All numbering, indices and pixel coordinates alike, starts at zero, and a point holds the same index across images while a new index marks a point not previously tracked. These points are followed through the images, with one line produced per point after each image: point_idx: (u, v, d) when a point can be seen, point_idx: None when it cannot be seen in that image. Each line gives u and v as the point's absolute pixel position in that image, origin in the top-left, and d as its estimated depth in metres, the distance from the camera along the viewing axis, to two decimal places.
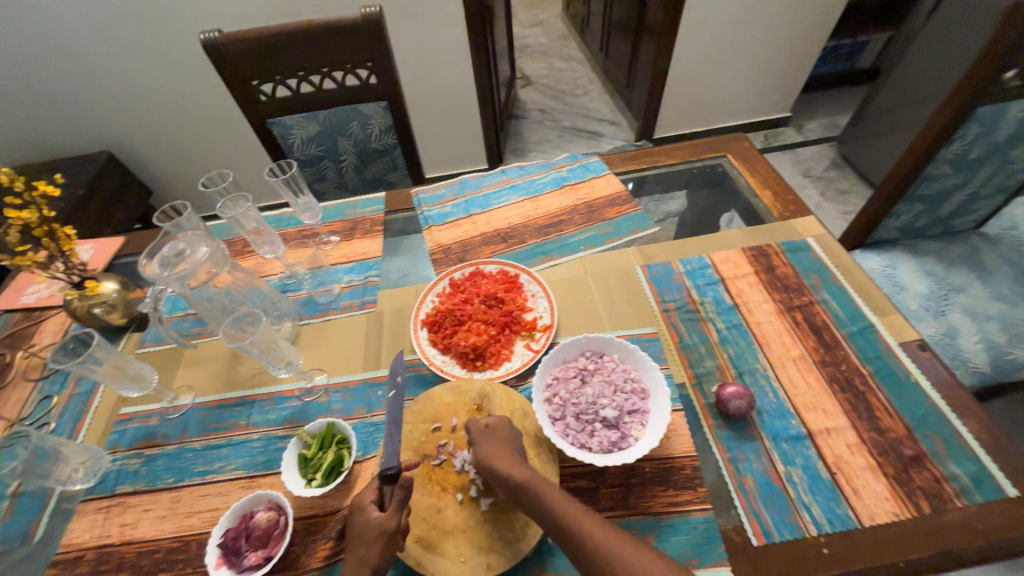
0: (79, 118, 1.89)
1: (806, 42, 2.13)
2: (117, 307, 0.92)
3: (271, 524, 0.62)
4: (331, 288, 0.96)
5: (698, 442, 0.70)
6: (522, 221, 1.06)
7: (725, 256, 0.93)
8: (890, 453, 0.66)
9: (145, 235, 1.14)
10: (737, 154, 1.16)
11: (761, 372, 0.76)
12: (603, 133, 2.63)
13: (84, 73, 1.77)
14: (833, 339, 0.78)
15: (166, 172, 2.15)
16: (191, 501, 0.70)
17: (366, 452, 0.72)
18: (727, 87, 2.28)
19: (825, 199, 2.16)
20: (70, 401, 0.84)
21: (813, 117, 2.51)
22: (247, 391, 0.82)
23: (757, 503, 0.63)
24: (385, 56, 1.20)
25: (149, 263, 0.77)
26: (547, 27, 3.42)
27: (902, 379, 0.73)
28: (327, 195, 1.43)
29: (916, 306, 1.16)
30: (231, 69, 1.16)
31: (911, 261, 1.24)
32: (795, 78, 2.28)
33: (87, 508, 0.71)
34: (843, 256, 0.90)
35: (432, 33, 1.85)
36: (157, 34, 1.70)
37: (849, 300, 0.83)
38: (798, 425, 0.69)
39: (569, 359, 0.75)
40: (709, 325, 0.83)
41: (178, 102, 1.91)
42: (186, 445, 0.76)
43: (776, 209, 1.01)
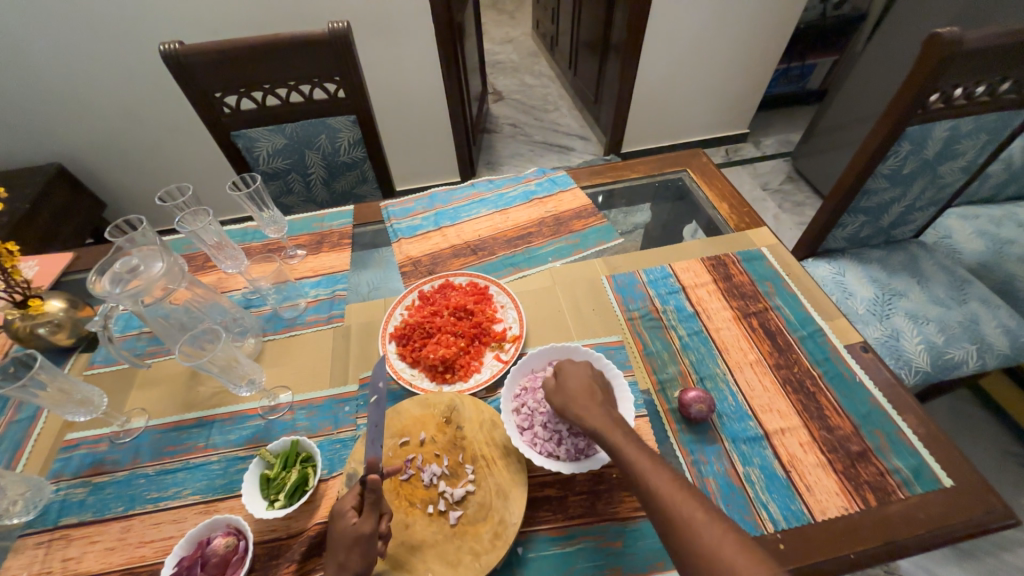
0: (27, 129, 1.80)
1: (759, 64, 2.26)
2: (64, 326, 0.88)
3: (229, 550, 0.60)
4: (297, 303, 0.95)
5: (662, 446, 0.72)
6: (491, 234, 1.07)
7: (686, 266, 0.97)
8: (839, 450, 0.70)
9: (98, 251, 1.09)
10: (696, 169, 1.21)
11: (720, 376, 0.79)
12: (573, 147, 2.70)
13: (33, 82, 1.69)
14: (786, 343, 0.83)
15: (123, 184, 2.07)
16: (143, 529, 0.66)
17: (332, 470, 0.70)
18: (688, 104, 2.39)
19: (782, 211, 2.28)
20: (9, 428, 0.79)
21: (768, 133, 2.66)
22: (206, 411, 0.79)
23: (718, 503, 0.65)
24: (354, 70, 1.20)
25: (98, 280, 0.73)
26: (517, 44, 3.51)
27: (848, 379, 0.77)
28: (294, 208, 1.41)
29: (864, 311, 1.24)
30: (192, 81, 1.14)
31: (858, 268, 1.32)
32: (751, 97, 2.41)
33: (25, 543, 0.66)
34: (794, 264, 0.95)
35: (402, 49, 1.87)
36: (113, 43, 1.65)
37: (800, 306, 0.88)
38: (756, 426, 0.73)
39: (537, 369, 0.77)
40: (672, 333, 0.86)
41: (135, 112, 1.85)
42: (138, 471, 0.73)
43: (732, 221, 1.06)
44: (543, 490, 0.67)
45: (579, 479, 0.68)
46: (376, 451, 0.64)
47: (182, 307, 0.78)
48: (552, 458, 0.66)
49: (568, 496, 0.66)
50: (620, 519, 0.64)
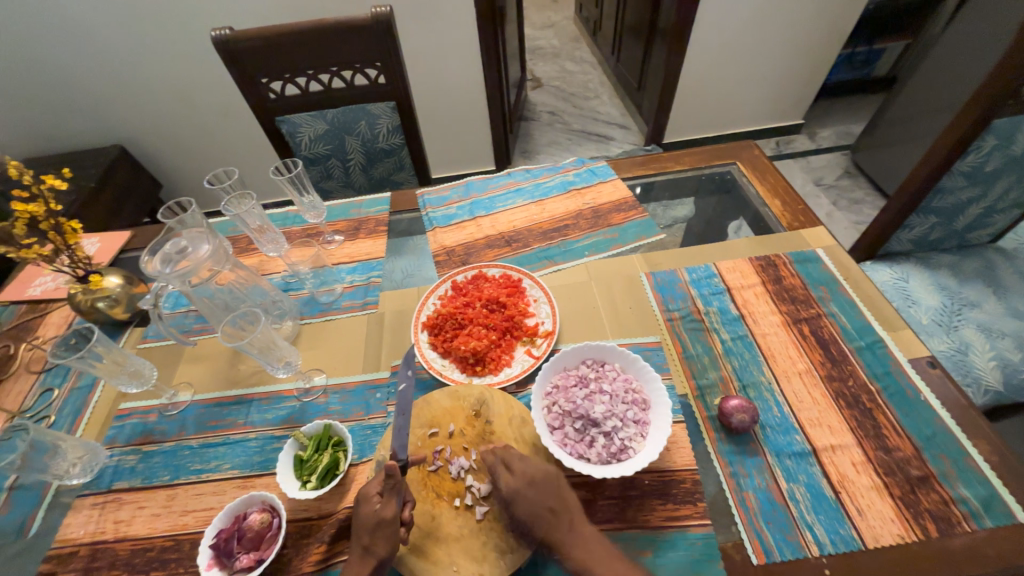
0: (94, 112, 1.92)
1: (820, 48, 2.10)
2: (121, 301, 0.93)
3: (264, 526, 0.62)
4: (333, 288, 0.96)
5: (699, 456, 0.68)
6: (527, 225, 1.05)
7: (732, 265, 0.91)
8: (897, 473, 0.64)
9: (152, 230, 1.15)
10: (747, 162, 1.14)
11: (765, 385, 0.74)
12: (612, 137, 2.62)
13: (100, 68, 1.79)
14: (840, 353, 0.77)
15: (176, 166, 2.17)
16: (186, 499, 0.70)
17: (362, 455, 0.71)
18: (739, 92, 2.25)
19: (837, 208, 2.12)
20: (71, 394, 0.85)
21: (826, 124, 2.48)
22: (246, 389, 0.82)
23: (759, 520, 0.61)
24: (394, 56, 1.20)
25: (151, 260, 0.76)
26: (559, 29, 3.41)
27: (911, 397, 0.71)
28: (333, 193, 1.43)
29: (928, 321, 1.13)
30: (240, 67, 1.16)
31: (924, 275, 1.21)
32: (809, 85, 2.25)
33: (83, 503, 0.71)
34: (853, 268, 0.88)
35: (443, 34, 1.85)
36: (171, 29, 1.71)
37: (858, 314, 0.81)
38: (803, 441, 0.68)
39: (570, 367, 0.74)
40: (713, 336, 0.82)
41: (190, 97, 1.93)
42: (183, 443, 0.76)
43: (785, 219, 0.99)
44: (571, 492, 0.66)
45: (609, 483, 0.66)
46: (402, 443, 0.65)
47: (224, 288, 0.80)
48: (582, 460, 0.63)
49: (597, 500, 0.64)
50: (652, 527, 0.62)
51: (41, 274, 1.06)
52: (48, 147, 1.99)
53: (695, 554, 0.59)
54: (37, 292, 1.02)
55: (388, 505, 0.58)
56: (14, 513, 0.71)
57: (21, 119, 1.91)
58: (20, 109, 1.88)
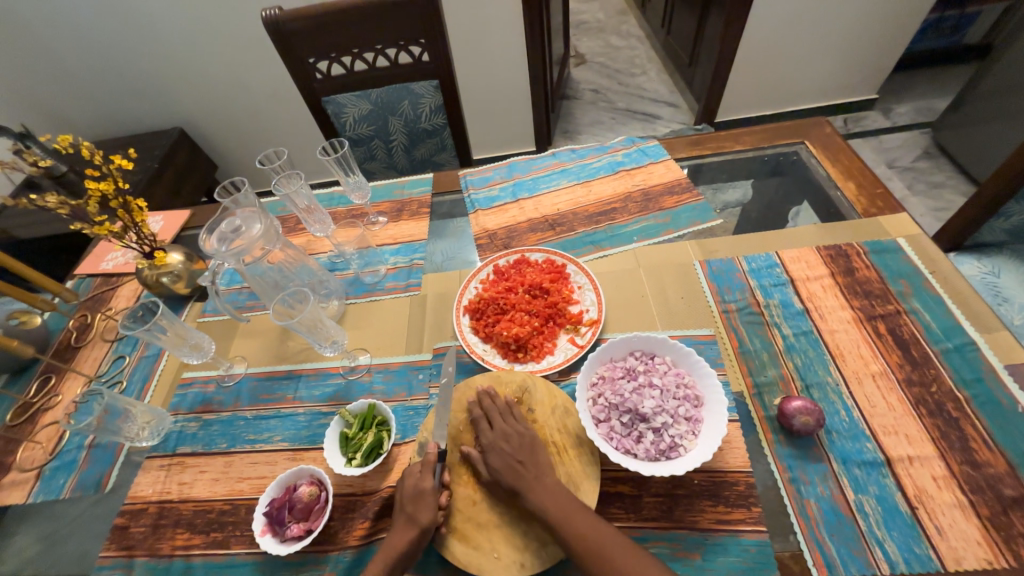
0: (156, 95, 2.01)
1: (905, 13, 1.88)
2: (182, 277, 0.98)
3: (312, 499, 0.63)
4: (377, 269, 0.97)
5: (754, 457, 0.64)
6: (572, 208, 1.01)
7: (797, 255, 0.84)
8: (987, 492, 0.57)
9: (209, 209, 1.20)
10: (816, 141, 1.04)
11: (832, 387, 0.68)
12: (659, 115, 2.48)
13: (160, 52, 1.87)
14: (922, 355, 0.69)
15: (230, 148, 2.26)
16: (241, 467, 0.73)
17: (405, 436, 0.72)
18: (805, 65, 2.06)
19: (912, 193, 1.93)
20: (139, 362, 0.91)
21: (904, 99, 2.24)
22: (295, 365, 0.85)
23: (820, 531, 0.57)
24: (439, 32, 1.17)
25: (208, 238, 0.79)
26: (605, 1, 3.24)
27: (1007, 408, 0.63)
28: (376, 174, 1.44)
29: (1022, 321, 1.01)
30: (288, 47, 1.17)
31: (1019, 269, 1.08)
32: (887, 55, 2.03)
33: (152, 464, 0.76)
34: (941, 261, 0.78)
35: (486, 9, 1.79)
36: (225, 12, 1.75)
37: (945, 312, 0.73)
38: (874, 449, 0.62)
39: (617, 359, 0.71)
40: (774, 331, 0.76)
41: (242, 80, 1.98)
42: (238, 413, 0.80)
43: (860, 204, 0.90)
44: (616, 486, 0.63)
45: (656, 480, 0.63)
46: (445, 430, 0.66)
47: (276, 267, 0.82)
48: (628, 455, 0.61)
49: (642, 497, 0.62)
50: (700, 529, 0.59)
51: (113, 250, 1.14)
52: (117, 130, 2.12)
53: (747, 561, 0.56)
54: (109, 267, 1.09)
55: (426, 477, 0.61)
56: (92, 469, 0.78)
57: (93, 103, 2.03)
58: (92, 93, 2.00)
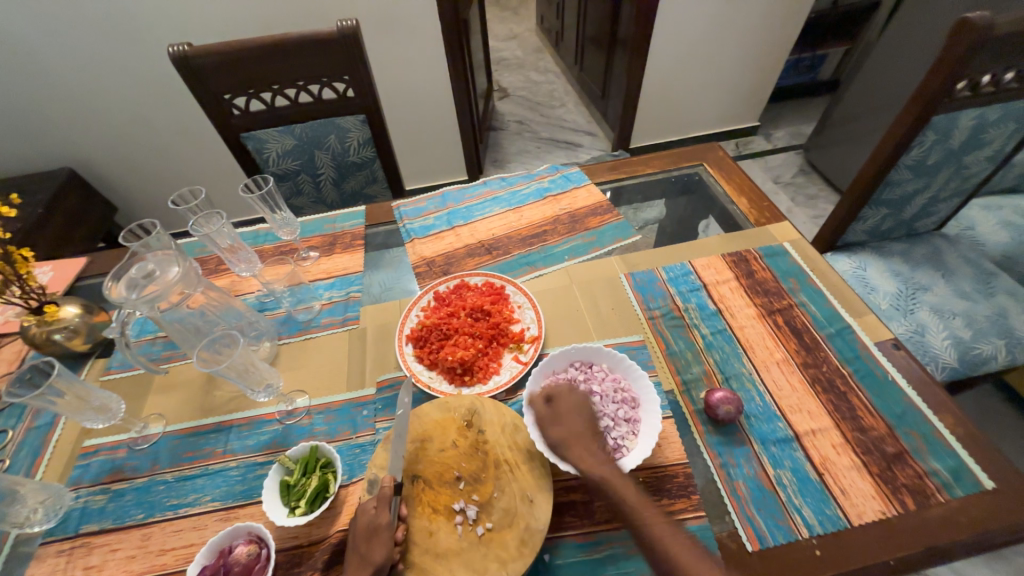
0: (39, 134, 1.81)
1: (771, 55, 2.22)
2: (80, 332, 0.87)
3: (251, 559, 0.59)
4: (311, 305, 0.93)
5: (689, 448, 0.70)
6: (506, 232, 1.06)
7: (707, 263, 0.95)
8: (874, 452, 0.67)
9: (111, 255, 1.09)
10: (713, 163, 1.18)
11: (747, 376, 0.77)
12: (580, 143, 2.67)
13: (44, 88, 1.70)
14: (813, 341, 0.80)
15: (132, 188, 2.07)
16: (163, 537, 0.66)
17: (353, 475, 0.69)
18: (698, 97, 2.35)
19: (795, 204, 2.23)
20: (27, 435, 0.79)
21: (780, 125, 2.61)
22: (223, 417, 0.78)
23: (751, 508, 0.63)
24: (363, 69, 1.19)
25: (114, 285, 0.73)
26: (522, 41, 3.48)
27: (880, 378, 0.75)
28: (304, 209, 1.40)
29: (887, 305, 1.20)
30: (201, 83, 1.13)
31: (880, 262, 1.29)
32: (763, 89, 2.37)
33: (48, 551, 0.65)
34: (818, 259, 0.92)
35: (409, 46, 1.85)
36: (124, 45, 1.64)
37: (826, 302, 0.85)
38: (785, 427, 0.71)
39: (559, 371, 0.75)
40: (694, 331, 0.84)
41: (146, 116, 1.85)
42: (157, 478, 0.72)
43: (752, 216, 1.04)
44: (569, 495, 0.66)
45: None
46: (396, 464, 0.65)
47: (198, 310, 0.77)
48: None
49: (594, 501, 0.65)
50: None
51: None
52: None
53: None
54: None
55: (382, 512, 0.60)
56: None
57: None
58: None
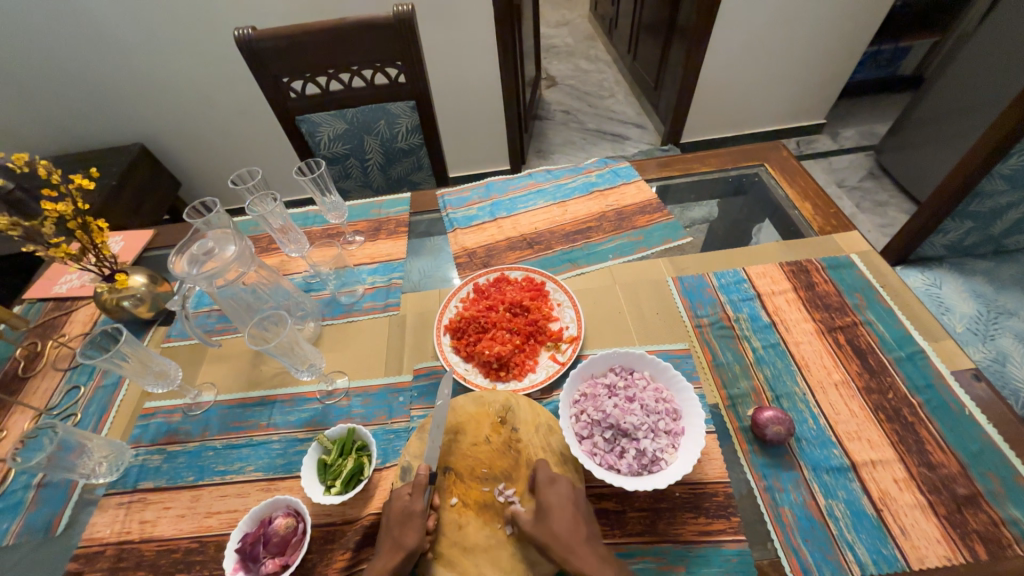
0: (116, 111, 1.94)
1: (846, 47, 2.05)
2: (146, 300, 0.93)
3: (289, 531, 0.61)
4: (354, 289, 0.95)
5: (732, 468, 0.66)
6: (549, 227, 1.03)
7: (762, 271, 0.89)
8: (943, 491, 0.61)
9: (174, 229, 1.16)
10: (775, 163, 1.11)
11: (800, 397, 0.72)
12: (628, 136, 2.59)
13: (122, 67, 1.81)
14: (879, 364, 0.74)
15: (195, 165, 2.19)
16: (210, 501, 0.69)
17: (386, 460, 0.70)
18: (759, 91, 2.21)
19: (860, 210, 2.07)
20: (96, 393, 0.85)
21: (849, 124, 2.42)
22: (268, 391, 0.82)
23: (796, 537, 0.59)
24: (415, 55, 1.19)
25: (178, 260, 0.76)
26: (574, 28, 3.38)
27: (955, 411, 0.68)
28: (351, 193, 1.43)
29: (962, 329, 1.09)
30: (262, 66, 1.16)
31: (958, 281, 1.17)
32: (834, 84, 2.20)
33: (109, 502, 0.71)
34: (890, 274, 0.85)
35: (460, 32, 1.84)
36: (192, 28, 1.72)
37: (897, 323, 0.78)
38: (841, 455, 0.66)
39: (598, 375, 0.72)
40: (744, 344, 0.79)
41: (210, 97, 1.94)
42: (207, 444, 0.76)
43: (817, 223, 0.96)
44: (601, 503, 0.64)
45: (639, 494, 0.64)
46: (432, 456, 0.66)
47: (250, 288, 0.79)
48: (612, 471, 0.62)
49: (627, 512, 0.63)
50: (683, 542, 0.60)
51: (67, 272, 1.08)
52: (72, 146, 2.03)
53: (729, 571, 0.57)
54: (63, 290, 1.03)
55: (417, 498, 0.60)
56: (42, 510, 0.72)
57: (46, 118, 1.94)
58: (44, 108, 1.90)
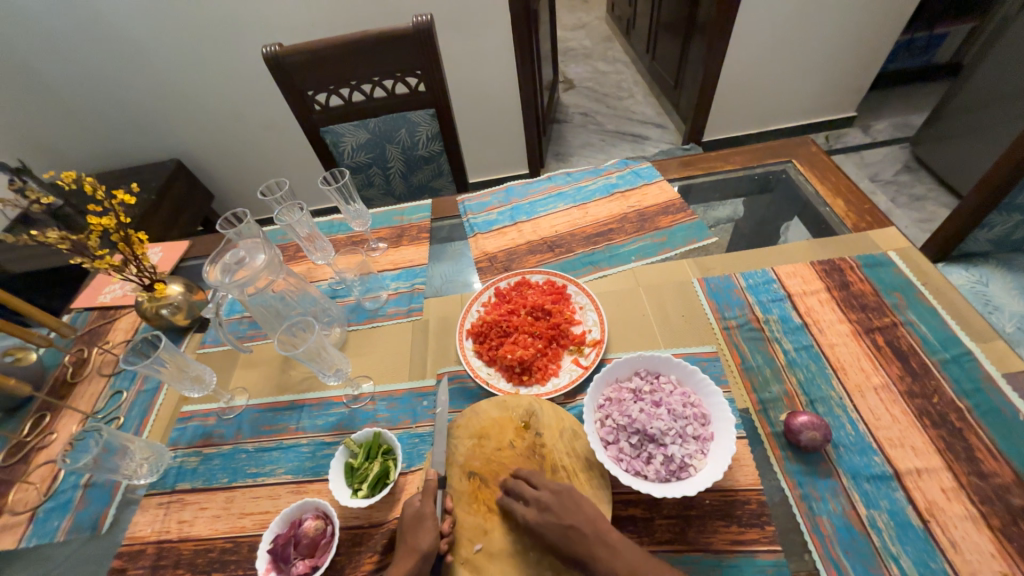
0: (155, 128, 2.04)
1: (877, 36, 1.97)
2: (182, 309, 0.97)
3: (318, 533, 0.62)
4: (378, 295, 0.97)
5: (765, 477, 0.64)
6: (570, 230, 1.03)
7: (792, 271, 0.86)
8: (996, 502, 0.58)
9: (207, 239, 1.21)
10: (804, 159, 1.07)
11: (836, 401, 0.69)
12: (648, 136, 2.55)
13: (160, 87, 1.91)
14: (922, 366, 0.70)
15: (226, 178, 2.28)
16: (243, 502, 0.71)
17: (411, 464, 0.71)
18: (784, 86, 2.15)
19: (895, 205, 1.99)
20: (137, 397, 0.89)
21: (881, 116, 2.32)
22: (297, 395, 0.84)
23: (836, 549, 0.57)
24: (434, 64, 1.21)
25: (212, 269, 0.80)
26: (591, 30, 3.37)
27: (1008, 417, 0.64)
28: (374, 201, 1.46)
29: (1012, 328, 1.02)
30: (288, 81, 1.20)
31: (1006, 277, 1.10)
32: (864, 75, 2.12)
33: (150, 502, 0.74)
34: (932, 272, 0.80)
35: (478, 40, 1.86)
36: (223, 47, 1.80)
37: (941, 323, 0.74)
38: (883, 462, 0.63)
39: (622, 379, 0.71)
40: (775, 346, 0.77)
41: (239, 112, 2.02)
42: (239, 446, 0.79)
43: (849, 219, 0.92)
44: (627, 510, 0.63)
45: (667, 501, 0.63)
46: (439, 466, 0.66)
47: (279, 295, 0.82)
48: (639, 477, 0.61)
49: (655, 519, 0.62)
50: (715, 551, 0.58)
51: (110, 283, 1.13)
52: (114, 163, 2.14)
53: None
54: (106, 300, 1.09)
55: (428, 502, 0.61)
56: (88, 510, 0.75)
57: (92, 138, 2.05)
58: (89, 128, 2.02)
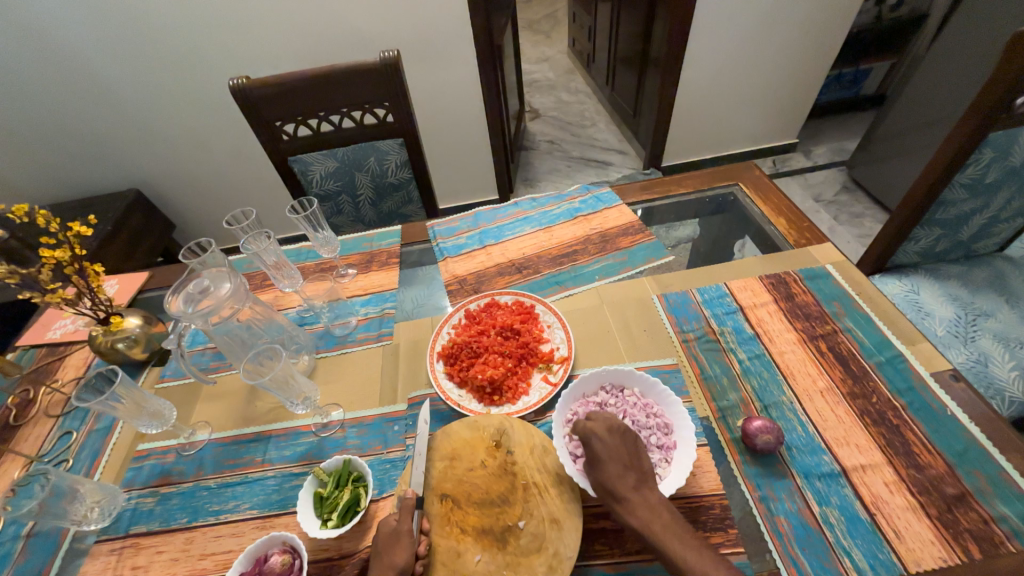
0: (113, 157, 1.99)
1: (811, 70, 2.17)
2: (140, 342, 0.94)
3: (285, 568, 0.60)
4: (348, 321, 0.97)
5: (727, 481, 0.67)
6: (536, 252, 1.07)
7: (743, 285, 0.92)
8: (932, 492, 0.62)
9: (169, 269, 1.18)
10: (749, 182, 1.16)
11: (788, 406, 0.74)
12: (610, 162, 2.68)
13: (120, 117, 1.88)
14: (861, 369, 0.76)
15: (189, 207, 2.23)
16: (205, 542, 0.68)
17: (383, 491, 0.70)
18: (732, 115, 2.31)
19: (838, 222, 2.15)
20: (88, 437, 0.85)
21: (821, 142, 2.53)
22: (263, 427, 0.82)
23: (793, 546, 0.60)
24: (402, 97, 1.25)
25: (174, 299, 0.78)
26: (554, 63, 3.55)
27: (938, 412, 0.69)
28: (343, 228, 1.47)
29: (943, 332, 1.11)
30: (255, 112, 1.21)
31: (934, 286, 1.20)
32: (802, 105, 2.31)
33: (101, 549, 0.70)
34: (864, 282, 0.88)
35: (446, 72, 1.93)
36: (189, 77, 1.80)
37: (875, 329, 0.81)
38: (831, 461, 0.67)
39: (589, 394, 0.74)
40: (730, 356, 0.82)
41: (204, 141, 2.00)
42: (201, 483, 0.75)
43: (792, 236, 1.00)
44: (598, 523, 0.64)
45: None
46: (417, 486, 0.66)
47: (245, 324, 0.81)
48: None
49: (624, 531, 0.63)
50: None
51: (61, 317, 1.08)
52: (66, 194, 2.06)
53: None
54: (56, 335, 1.04)
55: (404, 521, 0.61)
56: (30, 561, 0.70)
57: (42, 168, 1.98)
58: (41, 159, 1.95)
